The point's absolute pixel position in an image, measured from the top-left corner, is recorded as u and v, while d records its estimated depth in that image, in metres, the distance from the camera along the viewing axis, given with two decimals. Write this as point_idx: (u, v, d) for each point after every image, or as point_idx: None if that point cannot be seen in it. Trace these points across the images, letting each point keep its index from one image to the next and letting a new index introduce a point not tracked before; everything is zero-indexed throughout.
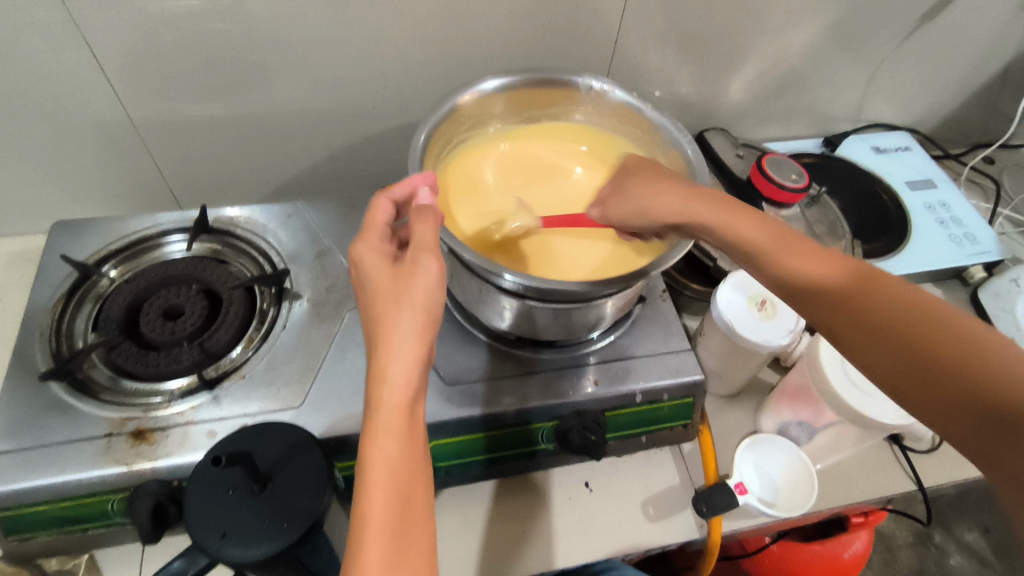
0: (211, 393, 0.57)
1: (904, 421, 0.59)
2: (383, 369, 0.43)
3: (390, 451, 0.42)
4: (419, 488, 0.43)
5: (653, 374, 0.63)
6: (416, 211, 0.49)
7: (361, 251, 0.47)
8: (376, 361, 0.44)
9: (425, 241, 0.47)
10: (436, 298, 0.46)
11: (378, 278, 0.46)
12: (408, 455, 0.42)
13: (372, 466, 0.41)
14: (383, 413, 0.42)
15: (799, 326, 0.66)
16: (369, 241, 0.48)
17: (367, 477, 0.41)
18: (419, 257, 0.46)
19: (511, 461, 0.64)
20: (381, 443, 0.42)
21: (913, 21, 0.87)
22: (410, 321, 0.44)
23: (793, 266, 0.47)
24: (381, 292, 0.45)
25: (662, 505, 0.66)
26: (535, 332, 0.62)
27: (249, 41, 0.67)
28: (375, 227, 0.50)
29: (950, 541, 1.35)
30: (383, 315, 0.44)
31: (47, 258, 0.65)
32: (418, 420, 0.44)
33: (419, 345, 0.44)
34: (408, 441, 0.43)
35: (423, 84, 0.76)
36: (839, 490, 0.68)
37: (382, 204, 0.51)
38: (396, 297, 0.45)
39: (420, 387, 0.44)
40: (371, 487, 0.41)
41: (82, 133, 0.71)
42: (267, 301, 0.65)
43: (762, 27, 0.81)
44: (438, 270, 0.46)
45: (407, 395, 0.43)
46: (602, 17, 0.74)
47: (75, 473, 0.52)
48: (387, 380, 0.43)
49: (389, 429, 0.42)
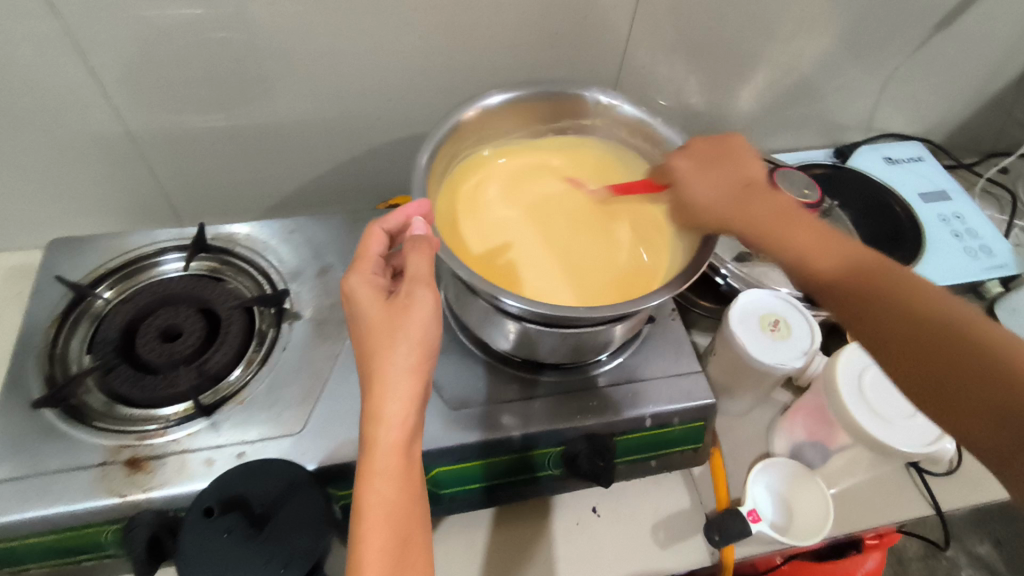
0: (208, 419, 0.55)
1: (925, 448, 0.57)
2: (379, 408, 0.42)
3: (386, 494, 0.40)
4: (416, 529, 0.42)
5: (663, 397, 0.61)
6: (411, 240, 0.47)
7: (353, 284, 0.46)
8: (371, 398, 0.42)
9: (421, 272, 0.45)
10: (433, 331, 0.44)
11: (371, 312, 0.44)
12: (406, 496, 0.41)
13: (369, 509, 0.40)
14: (380, 453, 0.41)
15: (813, 348, 0.64)
16: (362, 273, 0.47)
17: (362, 522, 0.40)
18: (414, 291, 0.44)
19: (516, 485, 0.62)
20: (377, 486, 0.40)
21: (927, 28, 0.85)
22: (406, 357, 0.43)
23: (791, 247, 0.53)
24: (374, 326, 0.44)
25: (673, 531, 0.64)
26: (540, 355, 0.60)
27: (249, 52, 0.65)
28: (368, 258, 0.48)
29: (962, 554, 1.32)
30: (377, 351, 0.43)
31: (42, 276, 0.63)
32: (415, 458, 0.43)
33: (414, 383, 0.43)
34: (405, 483, 0.41)
35: (427, 95, 0.75)
36: (855, 515, 0.66)
37: (375, 233, 0.49)
38: (391, 332, 0.43)
39: (416, 427, 0.43)
40: (367, 532, 0.39)
41: (79, 146, 0.70)
42: (267, 322, 0.63)
43: (774, 35, 0.79)
44: (434, 303, 0.45)
45: (403, 433, 0.42)
46: (610, 27, 0.72)
47: (69, 503, 0.50)
48: (383, 420, 0.41)
49: (386, 471, 0.41)
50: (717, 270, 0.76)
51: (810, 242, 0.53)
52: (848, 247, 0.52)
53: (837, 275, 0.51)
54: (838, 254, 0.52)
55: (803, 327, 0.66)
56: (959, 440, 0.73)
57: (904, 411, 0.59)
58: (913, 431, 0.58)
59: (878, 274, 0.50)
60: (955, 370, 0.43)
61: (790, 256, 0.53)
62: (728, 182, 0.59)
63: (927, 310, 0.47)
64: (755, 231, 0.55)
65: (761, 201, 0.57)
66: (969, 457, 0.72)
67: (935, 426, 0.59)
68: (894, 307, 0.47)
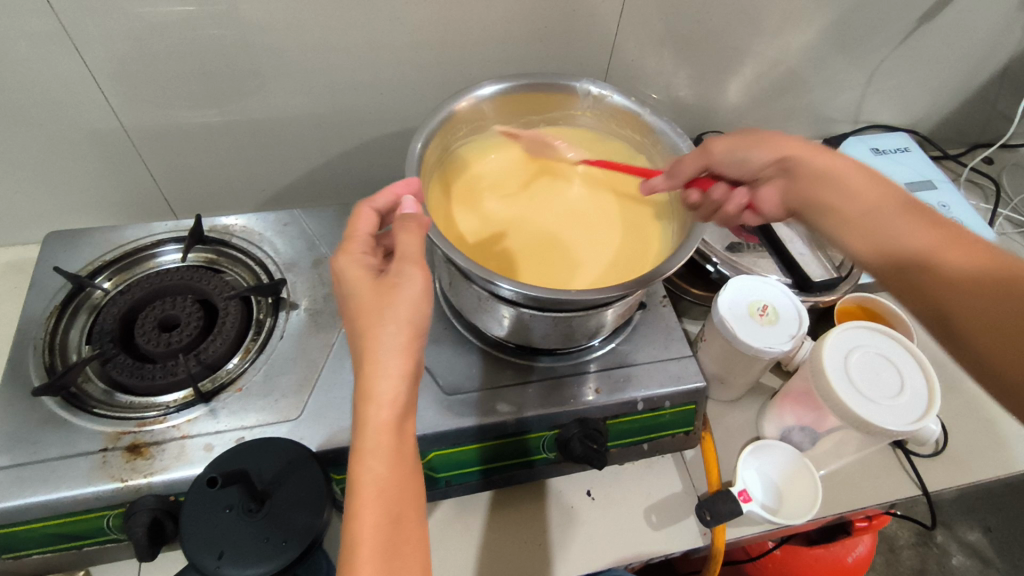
0: (207, 405, 0.56)
1: (909, 426, 0.58)
2: (369, 387, 0.42)
3: (380, 471, 0.41)
4: (409, 507, 0.42)
5: (654, 381, 0.63)
6: (400, 221, 0.48)
7: (344, 265, 0.47)
8: (362, 378, 0.43)
9: (410, 252, 0.46)
10: (422, 311, 0.45)
11: (361, 291, 0.45)
12: (398, 474, 0.41)
13: (361, 487, 0.40)
14: (371, 432, 0.41)
15: (802, 331, 0.65)
16: (351, 254, 0.47)
17: (355, 499, 0.40)
18: (403, 270, 0.45)
19: (511, 470, 0.63)
20: (369, 464, 0.41)
21: (911, 21, 0.87)
22: (396, 336, 0.43)
23: (868, 219, 0.54)
24: (364, 306, 0.44)
25: (664, 513, 0.65)
26: (533, 340, 0.62)
27: (243, 48, 0.66)
28: (357, 239, 0.49)
29: (952, 541, 1.34)
30: (368, 330, 0.43)
31: (40, 268, 0.64)
32: (406, 437, 0.43)
33: (405, 361, 0.43)
34: (397, 461, 0.42)
35: (420, 89, 0.76)
36: (843, 496, 0.68)
37: (364, 214, 0.50)
38: (380, 311, 0.44)
39: (407, 406, 0.43)
40: (361, 509, 0.40)
41: (75, 141, 0.70)
42: (264, 311, 0.64)
43: (760, 29, 0.81)
44: (423, 282, 0.45)
45: (393, 411, 0.42)
46: (599, 21, 0.74)
47: (71, 488, 0.51)
48: (373, 397, 0.42)
49: (377, 449, 0.41)
50: (707, 258, 0.77)
51: (868, 186, 0.55)
52: (908, 211, 0.53)
53: (906, 250, 0.51)
54: (914, 227, 0.52)
55: (790, 312, 0.67)
56: (944, 423, 0.75)
57: (890, 391, 0.61)
58: (898, 409, 0.59)
59: (919, 239, 0.51)
60: (978, 333, 0.45)
61: (859, 208, 0.55)
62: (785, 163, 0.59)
63: (960, 279, 0.48)
64: (818, 207, 0.57)
65: (800, 176, 0.58)
66: (955, 440, 0.74)
67: (919, 405, 0.60)
68: (934, 270, 0.49)
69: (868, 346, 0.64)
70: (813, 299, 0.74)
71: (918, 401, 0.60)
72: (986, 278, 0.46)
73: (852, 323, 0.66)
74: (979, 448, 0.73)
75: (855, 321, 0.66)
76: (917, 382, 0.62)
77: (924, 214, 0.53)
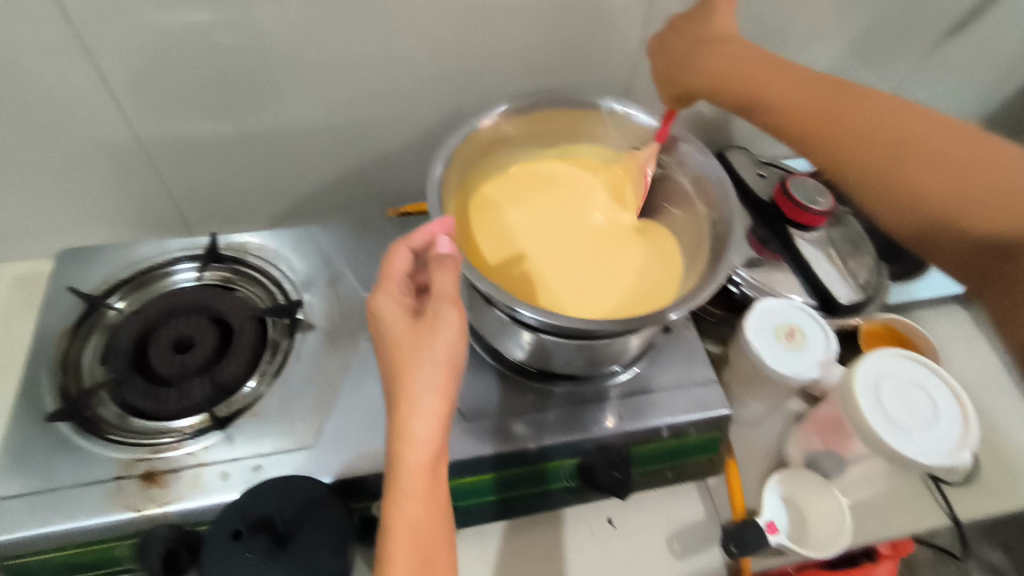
0: (223, 432, 0.55)
1: (944, 461, 0.57)
2: (405, 429, 0.41)
3: (415, 515, 0.40)
4: (442, 553, 0.41)
5: (679, 407, 0.61)
6: (437, 258, 0.47)
7: (380, 302, 0.45)
8: (399, 421, 0.42)
9: (447, 291, 0.46)
10: (458, 353, 0.44)
11: (398, 330, 0.44)
12: (433, 518, 0.41)
13: (398, 532, 0.39)
14: (407, 475, 0.40)
15: (831, 357, 0.65)
16: (388, 291, 0.46)
17: (390, 545, 0.39)
18: (441, 309, 0.45)
19: (532, 497, 0.62)
20: (405, 508, 0.40)
21: (938, 34, 0.85)
22: (432, 377, 0.43)
23: (790, 105, 0.52)
24: (400, 346, 0.44)
25: (688, 542, 0.63)
26: (555, 365, 0.60)
27: (259, 59, 0.65)
28: (393, 276, 0.47)
29: (972, 561, 1.31)
30: (405, 371, 0.43)
31: (55, 286, 0.63)
32: (440, 481, 0.43)
33: (441, 403, 0.42)
34: (432, 505, 0.41)
35: (438, 103, 0.74)
36: (871, 526, 0.66)
37: (401, 252, 0.48)
38: (418, 352, 0.43)
39: (442, 450, 0.43)
40: (396, 554, 0.39)
41: (89, 154, 0.70)
42: (280, 332, 0.63)
43: (784, 42, 0.79)
44: (460, 322, 0.45)
45: (430, 453, 0.41)
46: (621, 34, 0.72)
47: (84, 519, 0.50)
48: (410, 440, 0.41)
49: (413, 494, 0.40)
50: (730, 277, 0.76)
51: (792, 91, 0.52)
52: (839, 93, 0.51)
53: (864, 144, 0.49)
54: (854, 115, 0.50)
55: (819, 336, 0.66)
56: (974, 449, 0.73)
57: (925, 423, 0.59)
58: (933, 443, 0.58)
59: (886, 151, 0.48)
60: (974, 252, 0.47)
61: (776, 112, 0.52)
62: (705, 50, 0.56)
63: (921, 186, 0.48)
64: (758, 86, 0.53)
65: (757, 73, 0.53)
66: (985, 467, 0.72)
67: (954, 436, 0.59)
68: (924, 176, 0.47)
69: (903, 375, 0.62)
70: (837, 322, 0.74)
71: (952, 435, 0.59)
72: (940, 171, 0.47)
73: (889, 350, 0.64)
74: (1010, 476, 0.71)
75: (891, 348, 0.64)
76: (953, 416, 0.60)
77: (851, 92, 0.51)
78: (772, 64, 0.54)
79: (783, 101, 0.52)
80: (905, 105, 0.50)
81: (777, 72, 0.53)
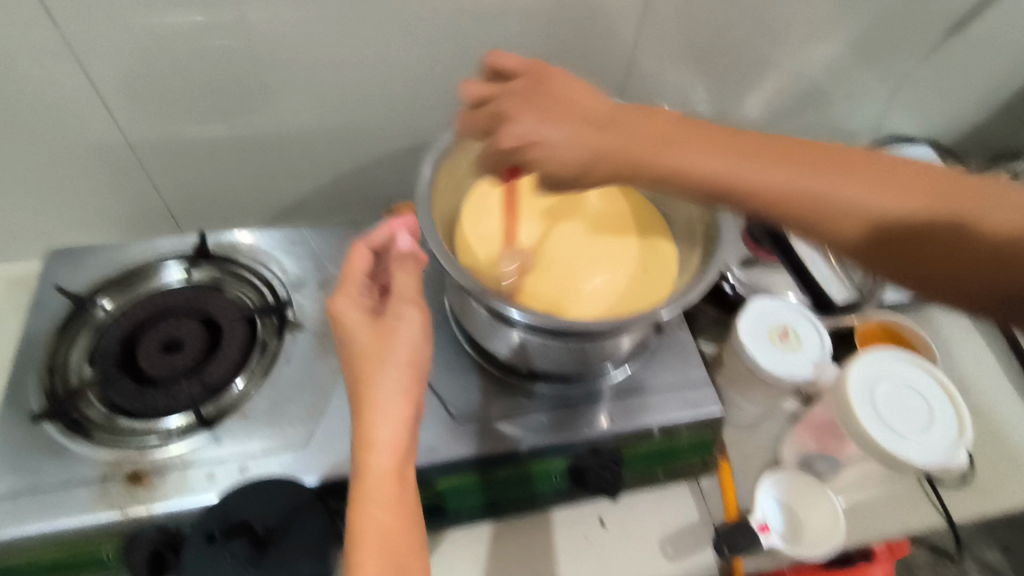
0: (210, 432, 0.55)
1: (942, 463, 0.56)
2: (370, 434, 0.42)
3: (384, 520, 0.40)
4: (415, 559, 0.40)
5: (672, 408, 0.61)
6: (397, 260, 0.48)
7: (341, 306, 0.45)
8: (363, 425, 0.42)
9: (408, 293, 0.46)
10: (421, 353, 0.45)
11: (361, 334, 0.44)
12: (403, 522, 0.41)
13: (364, 539, 0.39)
14: (373, 479, 0.41)
15: (825, 359, 0.64)
16: (349, 295, 0.46)
17: (357, 554, 0.39)
18: (402, 311, 0.45)
19: (523, 499, 0.61)
20: (373, 513, 0.40)
21: (938, 34, 0.84)
22: (396, 379, 0.43)
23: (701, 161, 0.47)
24: (364, 350, 0.44)
25: (681, 544, 0.63)
26: (547, 366, 0.59)
27: (250, 62, 0.65)
28: (353, 278, 0.48)
29: (972, 562, 1.30)
30: (369, 376, 0.43)
31: (43, 287, 0.63)
32: (409, 484, 0.43)
33: (406, 404, 0.43)
34: (401, 508, 0.41)
35: (431, 105, 0.74)
36: (866, 528, 0.65)
37: (360, 252, 0.49)
38: (382, 355, 0.43)
39: (409, 452, 0.43)
40: (365, 562, 0.39)
41: (80, 156, 0.69)
42: (269, 333, 0.62)
43: (783, 41, 0.78)
44: (422, 323, 0.46)
45: (395, 456, 0.42)
46: (616, 34, 0.72)
47: (70, 519, 0.49)
48: (376, 444, 0.41)
49: (380, 498, 0.40)
50: (725, 277, 0.75)
51: (709, 158, 0.47)
52: (795, 147, 0.47)
53: (772, 202, 0.46)
54: (787, 170, 0.46)
55: (813, 336, 0.66)
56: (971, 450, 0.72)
57: (921, 425, 0.59)
58: (929, 445, 0.57)
59: (822, 184, 0.45)
60: (970, 262, 0.42)
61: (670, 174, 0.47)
62: (568, 119, 0.52)
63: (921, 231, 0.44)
64: (652, 146, 0.48)
65: (630, 128, 0.49)
66: (982, 468, 0.71)
67: (950, 438, 0.58)
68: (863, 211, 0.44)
69: (896, 376, 0.62)
70: (832, 322, 0.73)
71: (948, 436, 0.58)
72: (871, 192, 0.44)
73: (880, 351, 0.63)
74: (1008, 478, 0.70)
75: (882, 349, 0.64)
76: (947, 417, 0.60)
77: (726, 138, 0.48)
78: (648, 121, 0.50)
79: (701, 163, 0.47)
80: (796, 145, 0.47)
81: (660, 127, 0.49)
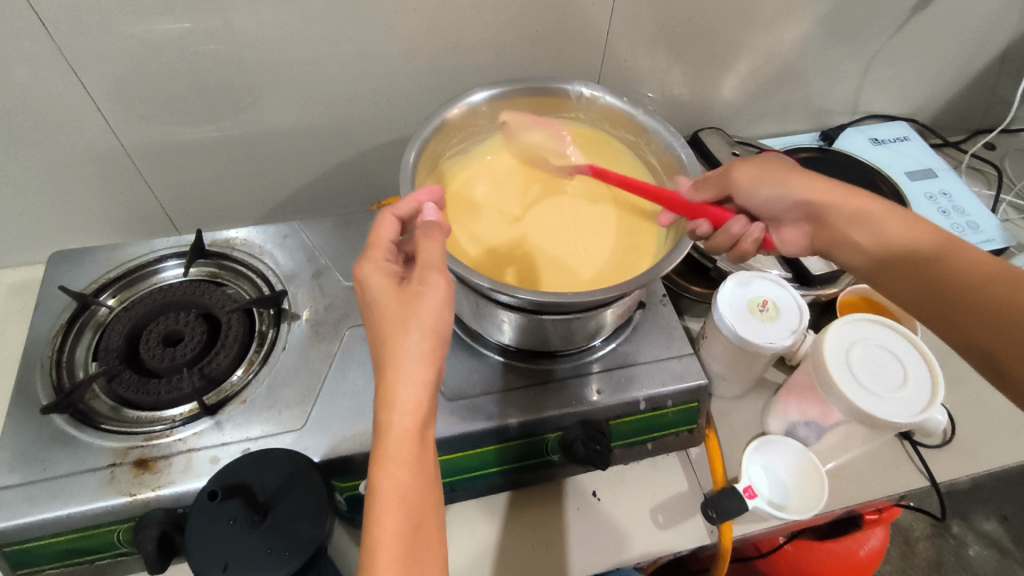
0: (213, 418, 0.57)
1: (916, 419, 0.58)
2: (392, 395, 0.43)
3: (400, 478, 0.41)
4: (430, 514, 0.42)
5: (655, 380, 0.63)
6: (423, 228, 0.49)
7: (368, 272, 0.48)
8: (385, 386, 0.43)
9: (432, 260, 0.47)
10: (444, 319, 0.46)
11: (384, 297, 0.46)
12: (420, 481, 0.42)
13: (384, 493, 0.41)
14: (393, 438, 0.42)
15: (803, 326, 0.65)
16: (376, 261, 0.49)
17: (375, 508, 0.41)
18: (426, 278, 0.46)
19: (518, 473, 0.63)
20: (391, 470, 0.41)
21: (905, 11, 0.86)
22: (418, 343, 0.44)
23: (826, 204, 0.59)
24: (387, 313, 0.45)
25: (671, 512, 0.65)
26: (536, 342, 0.62)
27: (235, 63, 0.67)
28: (381, 245, 0.50)
29: (969, 531, 1.32)
30: (392, 336, 0.44)
31: (46, 288, 0.65)
32: (429, 443, 0.44)
33: (426, 369, 0.44)
34: (418, 467, 0.42)
35: (413, 98, 0.76)
36: (850, 490, 0.67)
37: (387, 220, 0.51)
38: (403, 320, 0.45)
39: (429, 415, 0.44)
40: (382, 514, 0.40)
41: (76, 162, 0.72)
42: (266, 323, 0.65)
43: (753, 23, 0.80)
44: (445, 290, 0.46)
45: (417, 419, 0.43)
46: (590, 23, 0.74)
47: (80, 505, 0.52)
48: (396, 405, 0.43)
49: (399, 456, 0.42)
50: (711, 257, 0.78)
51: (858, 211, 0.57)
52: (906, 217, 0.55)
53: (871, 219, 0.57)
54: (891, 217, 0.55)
55: (790, 306, 0.67)
56: (951, 413, 0.74)
57: (893, 384, 0.61)
58: (902, 402, 0.59)
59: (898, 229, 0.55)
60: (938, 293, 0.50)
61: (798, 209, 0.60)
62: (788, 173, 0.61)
63: (947, 253, 0.51)
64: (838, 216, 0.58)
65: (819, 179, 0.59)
66: (962, 428, 0.73)
67: (925, 397, 0.60)
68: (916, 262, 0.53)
69: (870, 340, 0.64)
70: (812, 293, 0.75)
71: (922, 392, 0.60)
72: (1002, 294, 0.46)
73: (851, 318, 0.66)
74: (988, 436, 0.73)
75: (857, 316, 0.66)
76: (921, 375, 0.61)
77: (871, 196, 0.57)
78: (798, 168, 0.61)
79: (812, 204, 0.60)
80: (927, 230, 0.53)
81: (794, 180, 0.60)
